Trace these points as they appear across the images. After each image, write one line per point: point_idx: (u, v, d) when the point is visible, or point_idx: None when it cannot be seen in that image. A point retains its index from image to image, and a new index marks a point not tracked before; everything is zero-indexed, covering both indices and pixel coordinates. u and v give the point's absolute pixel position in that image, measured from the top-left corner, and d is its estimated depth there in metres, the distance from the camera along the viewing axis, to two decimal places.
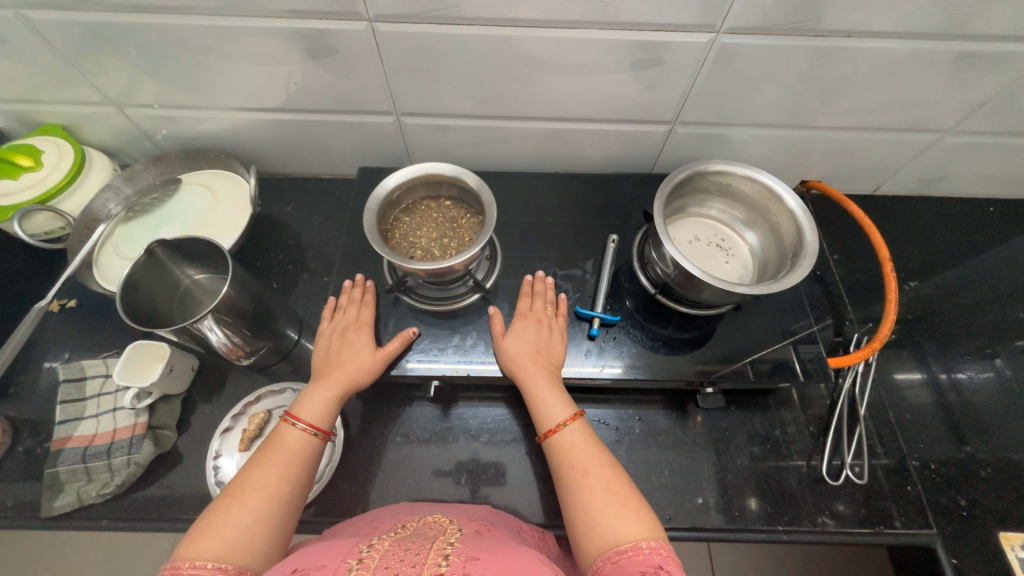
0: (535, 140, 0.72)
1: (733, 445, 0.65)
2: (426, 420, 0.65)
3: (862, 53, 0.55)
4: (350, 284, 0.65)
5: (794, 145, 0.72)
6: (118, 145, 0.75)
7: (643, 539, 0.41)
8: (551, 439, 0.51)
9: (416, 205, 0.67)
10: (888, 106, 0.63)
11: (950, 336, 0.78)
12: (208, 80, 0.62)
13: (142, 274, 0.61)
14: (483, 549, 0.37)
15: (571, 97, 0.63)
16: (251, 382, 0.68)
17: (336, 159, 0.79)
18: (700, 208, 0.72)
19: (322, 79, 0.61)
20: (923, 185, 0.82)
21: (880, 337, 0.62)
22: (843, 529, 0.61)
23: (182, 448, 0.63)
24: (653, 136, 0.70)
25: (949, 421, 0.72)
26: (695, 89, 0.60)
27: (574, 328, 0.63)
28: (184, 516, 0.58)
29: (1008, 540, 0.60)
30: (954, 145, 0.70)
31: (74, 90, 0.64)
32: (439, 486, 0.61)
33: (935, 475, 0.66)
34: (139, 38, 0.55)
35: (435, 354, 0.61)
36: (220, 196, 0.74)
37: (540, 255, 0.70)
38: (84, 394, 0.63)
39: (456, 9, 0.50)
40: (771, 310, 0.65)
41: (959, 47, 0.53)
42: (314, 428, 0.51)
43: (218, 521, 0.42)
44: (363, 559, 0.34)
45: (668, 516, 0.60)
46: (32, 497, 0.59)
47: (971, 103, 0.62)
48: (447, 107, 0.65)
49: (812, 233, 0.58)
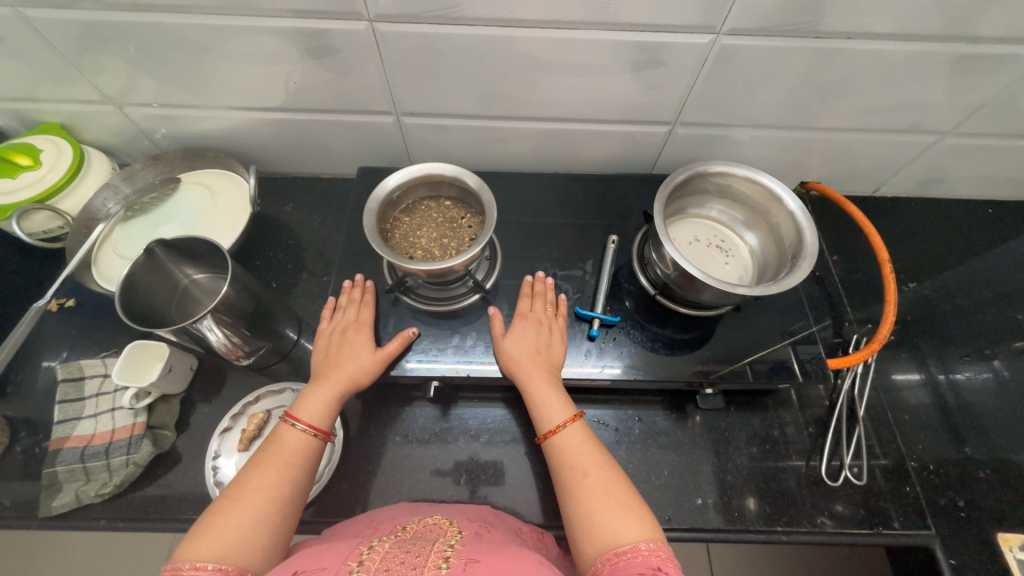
0: (535, 141, 0.72)
1: (733, 445, 0.65)
2: (426, 420, 0.65)
3: (862, 54, 0.55)
4: (350, 284, 0.65)
5: (794, 146, 0.72)
6: (117, 144, 0.75)
7: (642, 541, 0.41)
8: (551, 440, 0.51)
9: (416, 205, 0.67)
10: (887, 108, 0.63)
11: (949, 337, 0.78)
12: (207, 79, 0.61)
13: (142, 274, 0.61)
14: (483, 551, 0.37)
15: (571, 97, 0.63)
16: (251, 382, 0.68)
17: (336, 158, 0.79)
18: (700, 208, 0.72)
19: (321, 79, 0.61)
20: (922, 187, 0.82)
21: (880, 338, 0.62)
22: (842, 528, 0.61)
23: (180, 448, 0.63)
24: (653, 136, 0.70)
25: (948, 422, 0.72)
26: (695, 90, 0.60)
27: (574, 328, 0.63)
28: (183, 516, 0.58)
29: (1006, 541, 0.60)
30: (953, 147, 0.71)
31: (72, 89, 0.64)
32: (439, 486, 0.61)
33: (933, 476, 0.66)
34: (138, 36, 0.55)
35: (435, 354, 0.61)
36: (219, 196, 0.74)
37: (540, 256, 0.70)
38: (83, 394, 0.63)
39: (456, 9, 0.50)
40: (771, 311, 0.66)
41: (960, 48, 0.53)
42: (314, 428, 0.51)
43: (218, 522, 0.42)
44: (363, 562, 0.34)
45: (667, 516, 0.60)
46: (30, 497, 0.59)
47: (970, 105, 0.62)
48: (447, 107, 0.65)
49: (812, 234, 0.58)
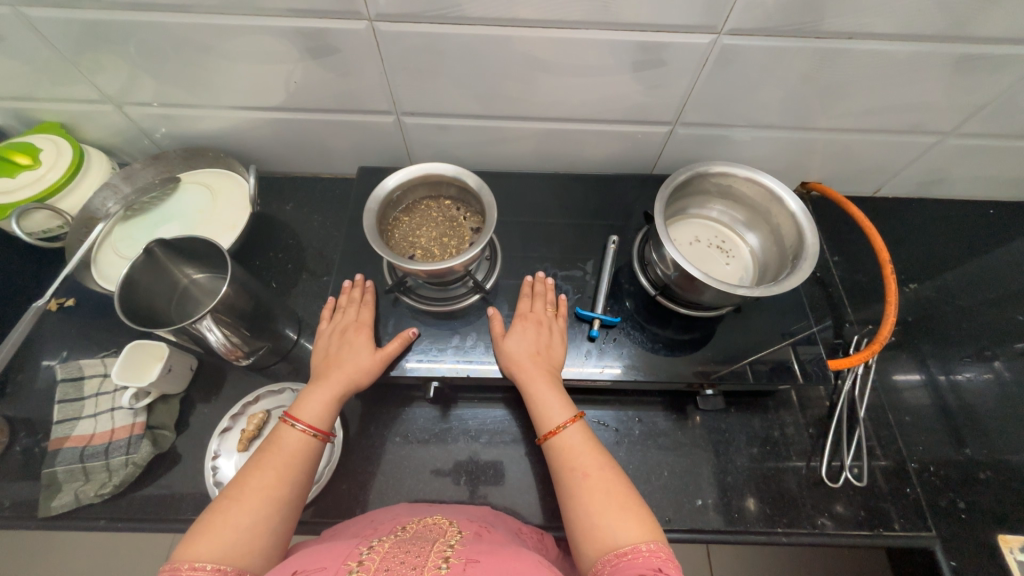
0: (536, 140, 0.72)
1: (732, 446, 0.65)
2: (426, 420, 0.65)
3: (863, 55, 0.55)
4: (350, 284, 0.65)
5: (796, 147, 0.72)
6: (116, 144, 0.75)
7: (643, 542, 0.41)
8: (551, 441, 0.51)
9: (416, 205, 0.67)
10: (888, 108, 0.63)
11: (950, 338, 0.78)
12: (207, 79, 0.61)
13: (141, 273, 0.60)
14: (483, 552, 0.37)
15: (571, 97, 0.63)
16: (250, 382, 0.68)
17: (336, 158, 0.79)
18: (701, 209, 0.72)
19: (321, 79, 0.61)
20: (923, 187, 0.82)
21: (880, 340, 0.62)
22: (842, 530, 0.61)
23: (180, 448, 0.63)
24: (654, 137, 0.70)
25: (949, 423, 0.72)
26: (695, 91, 0.60)
27: (574, 329, 0.63)
28: (183, 516, 0.58)
29: (1007, 543, 0.61)
30: (954, 147, 0.70)
31: (72, 89, 0.64)
32: (438, 487, 0.61)
33: (934, 478, 0.66)
34: (137, 36, 0.55)
35: (435, 354, 0.61)
36: (219, 195, 0.74)
37: (540, 256, 0.69)
38: (82, 394, 0.63)
39: (457, 8, 0.50)
40: (772, 312, 0.65)
41: (961, 49, 0.53)
42: (314, 429, 0.51)
43: (217, 523, 0.42)
44: (362, 562, 0.34)
45: (667, 518, 0.60)
46: (29, 497, 0.59)
47: (972, 106, 0.62)
48: (448, 107, 0.65)
49: (813, 235, 0.58)
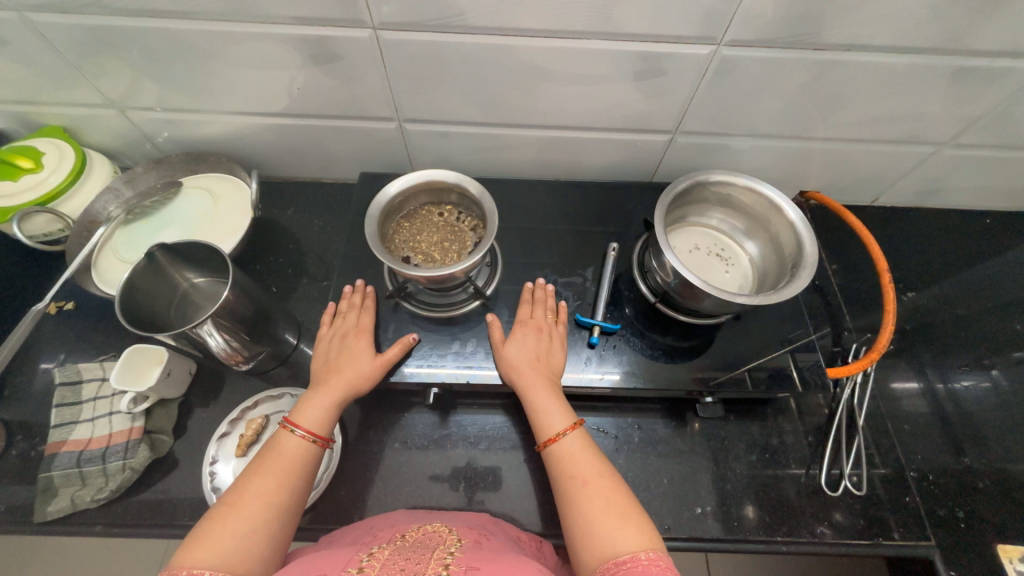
0: (536, 148, 0.72)
1: (731, 454, 0.65)
2: (425, 426, 0.65)
3: (860, 66, 0.55)
4: (350, 289, 0.65)
5: (795, 156, 0.72)
6: (118, 147, 0.75)
7: (642, 550, 0.41)
8: (551, 448, 0.51)
9: (416, 211, 0.67)
10: (887, 119, 0.63)
11: (948, 347, 0.78)
12: (210, 84, 0.62)
13: (141, 278, 0.61)
14: (482, 559, 0.37)
15: (572, 106, 0.63)
16: (249, 386, 0.68)
17: (337, 164, 0.79)
18: (700, 217, 0.73)
19: (324, 86, 0.61)
20: (920, 197, 0.82)
21: (879, 348, 0.61)
22: (841, 538, 0.61)
23: (177, 453, 0.63)
24: (654, 145, 0.70)
25: (947, 431, 0.72)
26: (694, 100, 0.61)
27: (573, 336, 0.63)
28: (179, 522, 0.58)
29: (1007, 553, 0.61)
30: (952, 157, 0.71)
31: (76, 92, 0.64)
32: (437, 493, 0.61)
33: (932, 487, 0.66)
34: (141, 41, 0.56)
35: (435, 360, 0.61)
36: (220, 199, 0.74)
37: (540, 263, 0.70)
38: (81, 398, 0.63)
39: (459, 17, 0.51)
40: (771, 320, 0.66)
41: (958, 61, 0.54)
42: (314, 435, 0.51)
43: (215, 529, 0.42)
44: (363, 568, 0.34)
45: (666, 526, 0.60)
46: (24, 502, 0.58)
47: (968, 117, 0.63)
48: (449, 114, 0.66)
49: (812, 244, 0.59)
